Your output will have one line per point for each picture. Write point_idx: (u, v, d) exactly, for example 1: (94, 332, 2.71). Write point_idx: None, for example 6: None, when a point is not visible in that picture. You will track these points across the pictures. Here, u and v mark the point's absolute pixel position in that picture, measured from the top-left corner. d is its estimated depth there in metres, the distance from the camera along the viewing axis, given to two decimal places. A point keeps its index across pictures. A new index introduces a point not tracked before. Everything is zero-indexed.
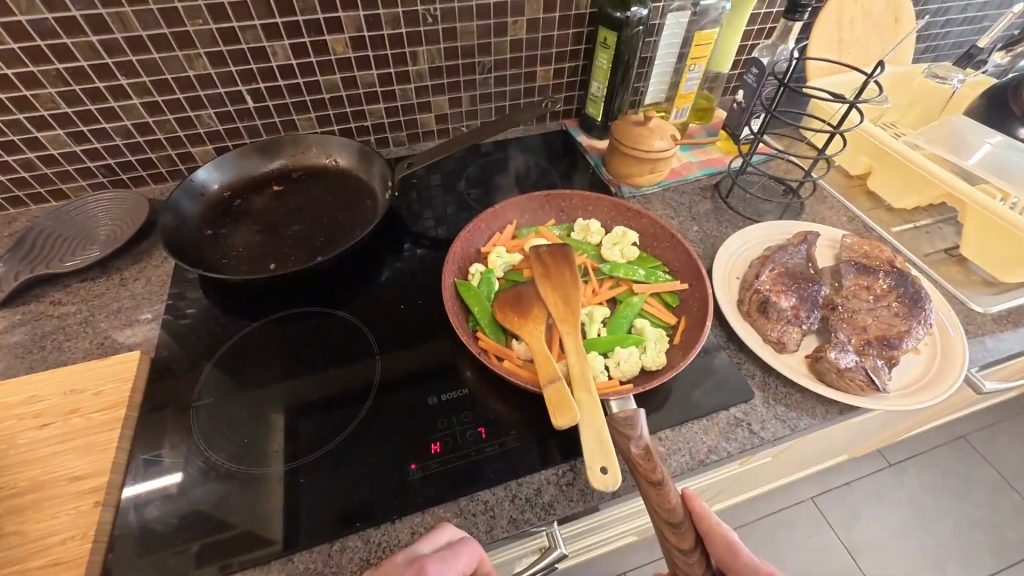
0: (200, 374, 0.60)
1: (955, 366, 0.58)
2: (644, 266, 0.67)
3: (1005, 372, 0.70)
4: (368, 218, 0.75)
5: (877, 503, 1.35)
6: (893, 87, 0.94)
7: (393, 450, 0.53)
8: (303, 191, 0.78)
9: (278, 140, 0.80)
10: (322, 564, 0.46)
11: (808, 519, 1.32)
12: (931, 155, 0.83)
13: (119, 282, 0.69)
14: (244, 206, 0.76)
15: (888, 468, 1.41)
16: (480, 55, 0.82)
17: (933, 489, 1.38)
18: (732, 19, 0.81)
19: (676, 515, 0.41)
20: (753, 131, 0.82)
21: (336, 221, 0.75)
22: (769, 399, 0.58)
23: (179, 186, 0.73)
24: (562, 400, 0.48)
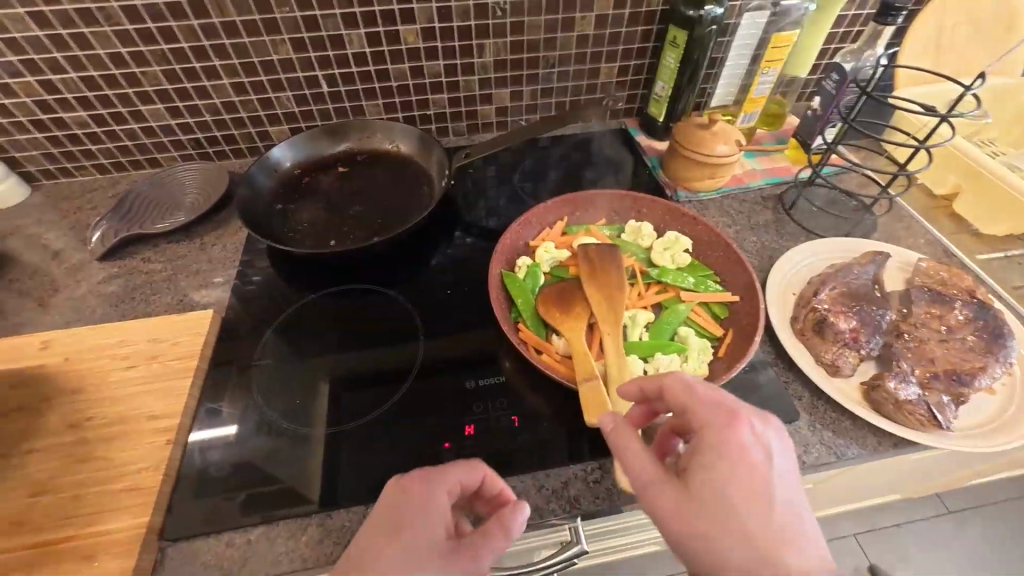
0: (263, 336, 0.65)
1: None
2: (695, 274, 0.65)
3: None
4: (424, 204, 0.78)
5: (929, 550, 1.25)
6: (995, 104, 0.86)
7: (429, 427, 0.56)
8: (366, 174, 0.82)
9: (347, 124, 0.84)
10: (356, 523, 0.49)
11: (848, 556, 1.25)
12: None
13: (199, 246, 0.76)
14: (311, 183, 0.81)
15: (948, 515, 1.30)
16: (545, 49, 0.83)
17: (1000, 545, 1.26)
18: (816, 19, 0.76)
19: None
20: (827, 140, 0.78)
21: (394, 206, 0.78)
22: (816, 423, 0.55)
23: (257, 161, 0.79)
24: (596, 400, 0.48)
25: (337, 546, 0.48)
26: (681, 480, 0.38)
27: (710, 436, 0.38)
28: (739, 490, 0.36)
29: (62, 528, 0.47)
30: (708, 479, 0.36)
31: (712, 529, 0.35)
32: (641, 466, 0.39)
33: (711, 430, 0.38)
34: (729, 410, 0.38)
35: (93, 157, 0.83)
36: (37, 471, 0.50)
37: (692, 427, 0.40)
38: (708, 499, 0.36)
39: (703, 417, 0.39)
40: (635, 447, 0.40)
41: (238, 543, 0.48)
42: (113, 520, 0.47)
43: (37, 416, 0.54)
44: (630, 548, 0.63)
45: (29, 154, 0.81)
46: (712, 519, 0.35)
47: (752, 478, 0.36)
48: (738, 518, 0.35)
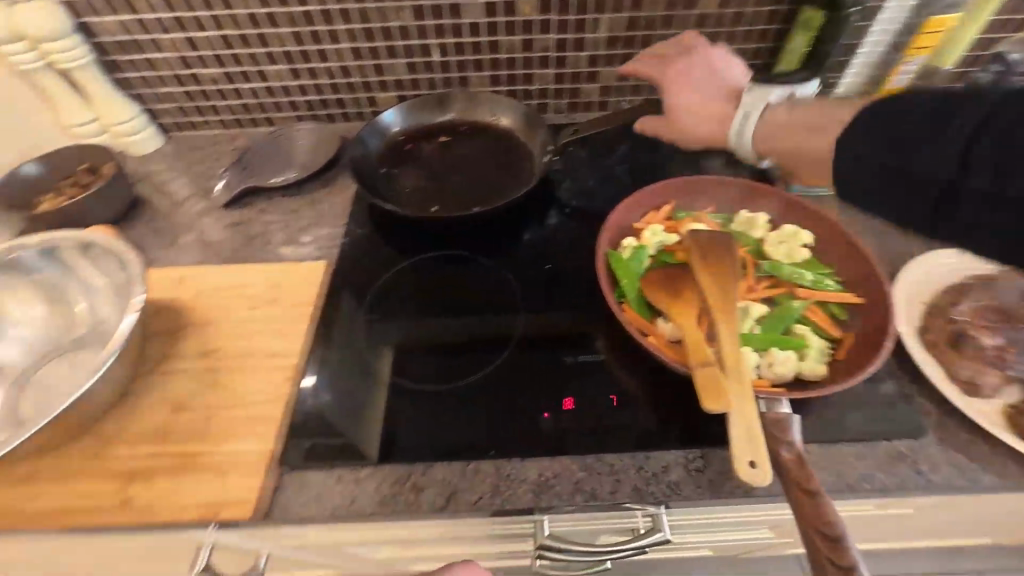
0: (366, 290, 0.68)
1: None
2: (813, 271, 0.62)
3: None
4: (524, 178, 0.79)
5: None
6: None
7: (528, 396, 0.56)
8: (467, 144, 0.83)
9: (453, 93, 0.85)
10: (458, 478, 0.50)
11: None
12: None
13: (309, 202, 0.80)
14: (415, 150, 0.83)
15: None
16: (661, 27, 0.81)
17: None
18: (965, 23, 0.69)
19: (835, 528, 0.38)
20: None
21: (494, 178, 0.79)
22: (947, 442, 0.51)
23: (370, 125, 0.82)
24: (713, 385, 0.46)
25: (439, 497, 0.49)
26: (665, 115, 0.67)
27: (671, 75, 0.67)
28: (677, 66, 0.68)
29: (199, 443, 0.52)
30: (680, 90, 0.66)
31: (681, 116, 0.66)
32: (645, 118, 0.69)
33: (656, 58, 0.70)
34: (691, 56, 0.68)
35: (219, 113, 0.89)
36: (177, 391, 0.55)
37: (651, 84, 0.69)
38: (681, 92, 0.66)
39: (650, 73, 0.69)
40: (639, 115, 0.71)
41: (347, 480, 0.50)
42: (240, 442, 0.51)
43: (174, 342, 0.60)
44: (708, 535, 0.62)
45: (166, 107, 0.88)
46: (682, 105, 0.66)
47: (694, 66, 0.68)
48: (695, 104, 0.65)
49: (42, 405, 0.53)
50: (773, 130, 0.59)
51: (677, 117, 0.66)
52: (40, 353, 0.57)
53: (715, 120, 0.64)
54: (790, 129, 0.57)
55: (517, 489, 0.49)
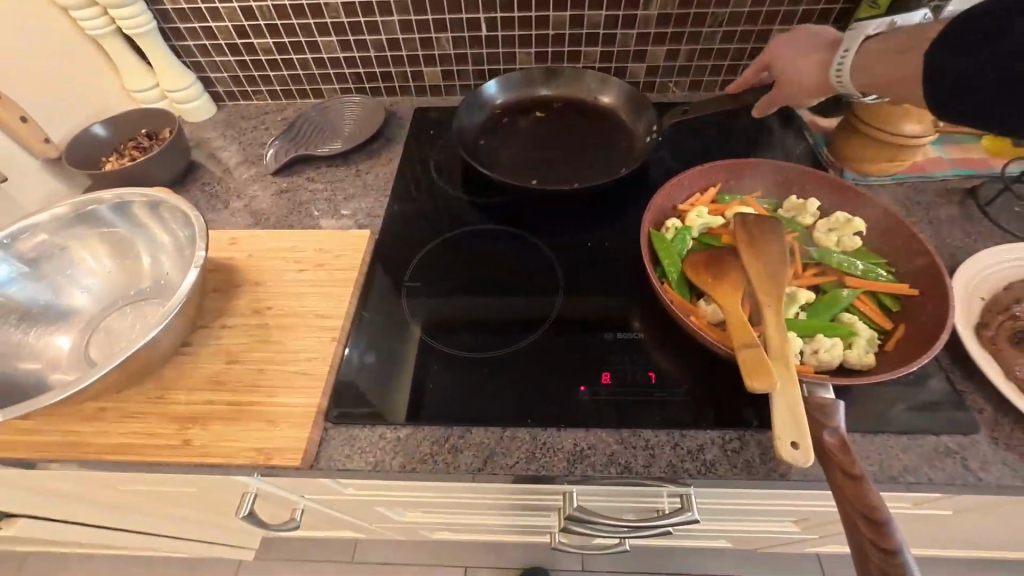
0: (405, 259, 0.69)
1: None
2: (865, 260, 0.60)
3: None
4: (625, 158, 0.78)
5: None
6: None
7: (564, 369, 0.56)
8: (566, 119, 0.83)
9: (562, 69, 0.85)
10: (494, 442, 0.51)
11: None
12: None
13: (353, 172, 0.81)
14: (511, 123, 0.84)
15: None
16: (715, 5, 0.79)
17: None
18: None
19: (878, 511, 0.37)
20: None
21: (588, 157, 0.79)
22: (999, 441, 0.49)
23: (471, 96, 0.84)
24: (758, 364, 0.46)
25: (476, 459, 0.50)
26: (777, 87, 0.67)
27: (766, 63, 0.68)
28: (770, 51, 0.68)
29: (251, 393, 0.54)
30: (777, 49, 0.67)
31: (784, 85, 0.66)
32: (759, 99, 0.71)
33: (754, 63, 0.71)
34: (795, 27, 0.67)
35: (269, 83, 0.91)
36: (231, 344, 0.58)
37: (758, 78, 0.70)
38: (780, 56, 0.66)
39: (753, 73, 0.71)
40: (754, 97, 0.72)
41: (387, 437, 0.52)
42: (288, 395, 0.54)
43: (228, 299, 0.63)
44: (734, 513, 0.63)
45: (220, 77, 0.91)
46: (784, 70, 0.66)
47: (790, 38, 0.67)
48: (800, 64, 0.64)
49: (111, 351, 0.58)
50: (868, 61, 0.55)
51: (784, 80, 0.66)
52: (106, 303, 0.62)
53: (815, 67, 0.62)
54: (876, 57, 0.54)
55: (552, 457, 0.50)
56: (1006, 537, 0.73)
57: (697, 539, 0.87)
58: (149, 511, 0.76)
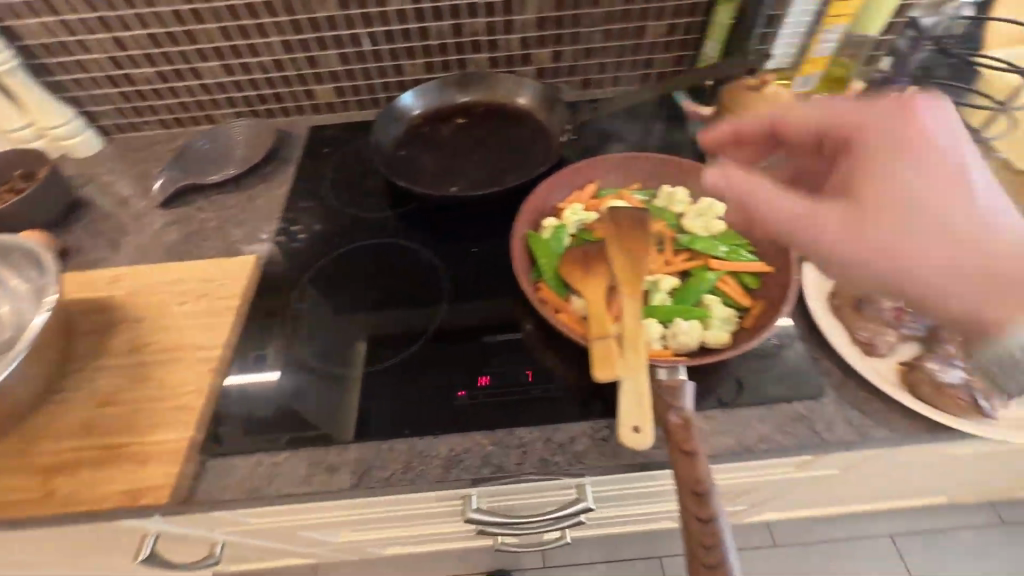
0: (343, 279, 0.69)
1: None
2: (728, 242, 0.63)
3: None
4: (545, 157, 0.79)
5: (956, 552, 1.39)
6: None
7: (445, 376, 0.57)
8: (485, 125, 0.83)
9: (476, 75, 0.84)
10: (372, 457, 0.52)
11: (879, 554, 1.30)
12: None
13: (245, 198, 0.80)
14: (432, 132, 0.84)
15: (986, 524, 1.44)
16: (589, 7, 0.81)
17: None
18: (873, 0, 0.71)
19: (702, 485, 0.39)
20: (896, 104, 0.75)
21: (505, 160, 0.80)
22: (844, 402, 0.52)
23: (386, 110, 0.82)
24: (604, 354, 0.48)
25: (352, 476, 0.51)
26: (849, 202, 0.40)
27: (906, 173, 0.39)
28: (924, 203, 0.38)
29: (122, 435, 0.53)
30: (938, 166, 0.38)
31: (921, 249, 0.37)
32: (810, 212, 0.40)
33: (868, 164, 0.40)
34: (829, 101, 0.45)
35: (156, 112, 0.89)
36: (104, 387, 0.57)
37: (869, 163, 0.40)
38: (921, 206, 0.38)
39: (870, 201, 0.39)
40: (832, 213, 0.40)
41: (264, 464, 0.52)
42: (161, 433, 0.53)
43: (103, 340, 0.61)
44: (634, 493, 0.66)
45: (103, 110, 0.88)
46: (933, 217, 0.37)
47: (952, 188, 0.38)
48: (972, 232, 0.37)
49: None
50: None
51: (898, 285, 0.38)
52: None
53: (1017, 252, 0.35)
54: None
55: (428, 465, 0.51)
56: (897, 485, 0.79)
57: (626, 524, 0.89)
58: (60, 566, 0.73)
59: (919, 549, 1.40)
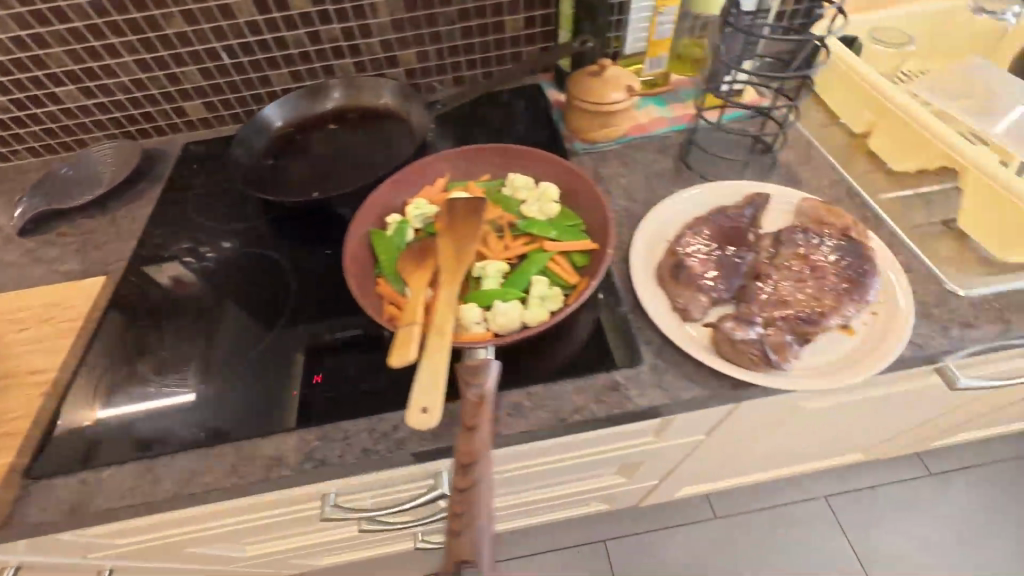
0: (217, 293, 0.69)
1: (875, 358, 0.51)
2: (563, 223, 0.64)
3: (981, 365, 0.62)
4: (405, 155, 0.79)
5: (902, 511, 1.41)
6: (926, 35, 0.78)
7: (280, 377, 0.58)
8: (352, 130, 0.84)
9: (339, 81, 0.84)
10: (197, 463, 0.52)
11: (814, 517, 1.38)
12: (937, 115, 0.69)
13: (109, 219, 0.80)
14: (303, 141, 0.84)
15: (928, 477, 1.45)
16: (441, 5, 0.82)
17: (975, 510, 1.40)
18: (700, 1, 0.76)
19: (470, 457, 0.41)
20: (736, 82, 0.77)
21: (370, 162, 0.80)
22: (660, 368, 0.54)
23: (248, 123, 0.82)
24: (403, 340, 0.49)
25: (175, 483, 0.51)
26: None
27: None
28: None
29: None
30: None
31: None
32: None
33: None
34: None
35: (21, 141, 0.88)
36: None
37: None
38: None
39: None
40: None
41: (90, 481, 0.52)
42: None
43: None
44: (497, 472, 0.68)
45: None
46: None
47: None
48: None
49: None
50: None
51: None
52: None
53: None
54: None
55: (251, 467, 0.52)
56: (776, 443, 0.82)
57: (526, 495, 0.92)
58: None
59: (852, 506, 1.43)
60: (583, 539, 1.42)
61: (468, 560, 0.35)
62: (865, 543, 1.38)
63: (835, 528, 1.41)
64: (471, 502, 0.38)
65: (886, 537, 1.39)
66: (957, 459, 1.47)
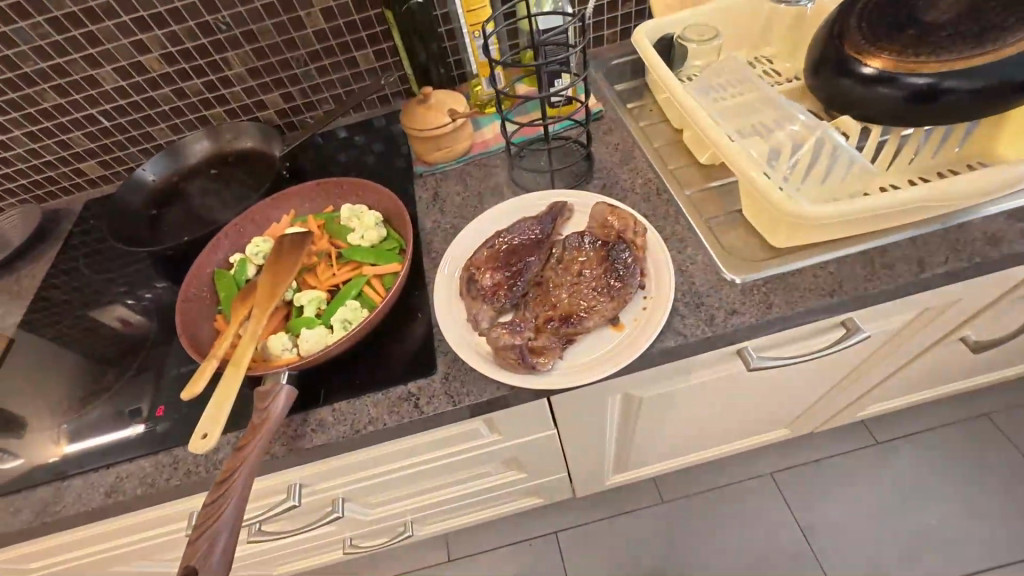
0: (96, 339, 0.77)
1: (630, 353, 0.56)
2: (383, 248, 0.70)
3: (775, 340, 0.65)
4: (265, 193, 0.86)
5: (855, 484, 1.34)
6: (735, 26, 0.81)
7: (130, 413, 0.65)
8: (224, 174, 0.91)
9: (209, 131, 0.92)
10: (52, 493, 0.61)
11: (763, 494, 1.36)
12: (721, 110, 0.69)
13: (18, 279, 0.90)
14: (181, 189, 0.90)
15: (875, 446, 1.37)
16: (289, 50, 0.88)
17: (929, 473, 1.32)
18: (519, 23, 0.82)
19: (226, 474, 0.48)
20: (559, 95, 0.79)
21: (236, 201, 0.87)
22: (448, 375, 0.59)
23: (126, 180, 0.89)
24: (200, 374, 0.56)
25: (34, 511, 0.60)
26: None
27: None
28: None
29: None
30: None
31: None
32: None
33: None
34: None
35: None
36: None
37: None
38: None
39: None
40: None
41: None
42: None
43: None
44: (355, 478, 0.75)
45: None
46: None
47: None
48: None
49: None
50: None
51: None
52: None
53: None
54: None
55: (95, 493, 0.60)
56: (643, 428, 0.85)
57: (422, 499, 0.96)
58: None
59: (794, 480, 1.36)
60: (524, 537, 1.39)
61: (194, 568, 0.44)
62: (810, 520, 1.31)
63: (779, 505, 1.34)
64: (216, 519, 0.46)
65: (831, 512, 1.31)
66: (907, 424, 1.39)
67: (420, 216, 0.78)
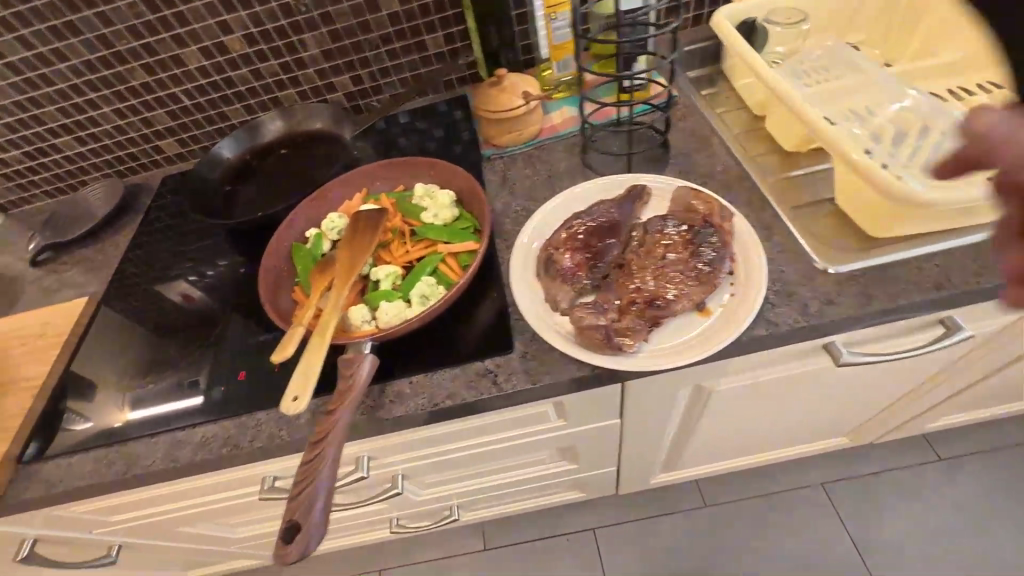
0: (177, 306, 0.80)
1: (720, 338, 0.54)
2: (457, 226, 0.70)
3: (865, 335, 0.62)
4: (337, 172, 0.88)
5: (915, 500, 1.27)
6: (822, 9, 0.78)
7: (212, 376, 0.67)
8: (295, 153, 0.93)
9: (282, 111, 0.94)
10: (141, 448, 0.63)
11: (816, 505, 1.30)
12: (813, 94, 0.66)
13: (103, 249, 0.95)
14: (255, 167, 0.93)
15: (939, 463, 1.30)
16: (363, 32, 0.89)
17: (998, 495, 1.24)
18: None
19: (321, 435, 0.49)
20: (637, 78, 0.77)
21: (307, 180, 0.88)
22: (526, 354, 0.59)
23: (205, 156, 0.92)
24: (286, 340, 0.57)
25: (125, 464, 0.62)
26: None
27: None
28: None
29: None
30: None
31: None
32: None
33: None
34: None
35: (37, 185, 1.03)
36: None
37: None
38: None
39: None
40: None
41: (62, 464, 0.64)
42: None
43: None
44: (418, 455, 0.75)
45: None
46: None
47: None
48: None
49: None
50: None
51: None
52: None
53: None
54: None
55: (182, 450, 0.62)
56: (706, 424, 0.83)
57: (473, 483, 0.96)
58: None
59: (849, 491, 1.30)
60: (562, 531, 1.37)
61: (297, 522, 0.45)
62: (865, 535, 1.25)
63: (832, 517, 1.28)
64: (314, 477, 0.46)
65: (889, 528, 1.25)
66: (974, 442, 1.31)
67: (491, 197, 0.77)
